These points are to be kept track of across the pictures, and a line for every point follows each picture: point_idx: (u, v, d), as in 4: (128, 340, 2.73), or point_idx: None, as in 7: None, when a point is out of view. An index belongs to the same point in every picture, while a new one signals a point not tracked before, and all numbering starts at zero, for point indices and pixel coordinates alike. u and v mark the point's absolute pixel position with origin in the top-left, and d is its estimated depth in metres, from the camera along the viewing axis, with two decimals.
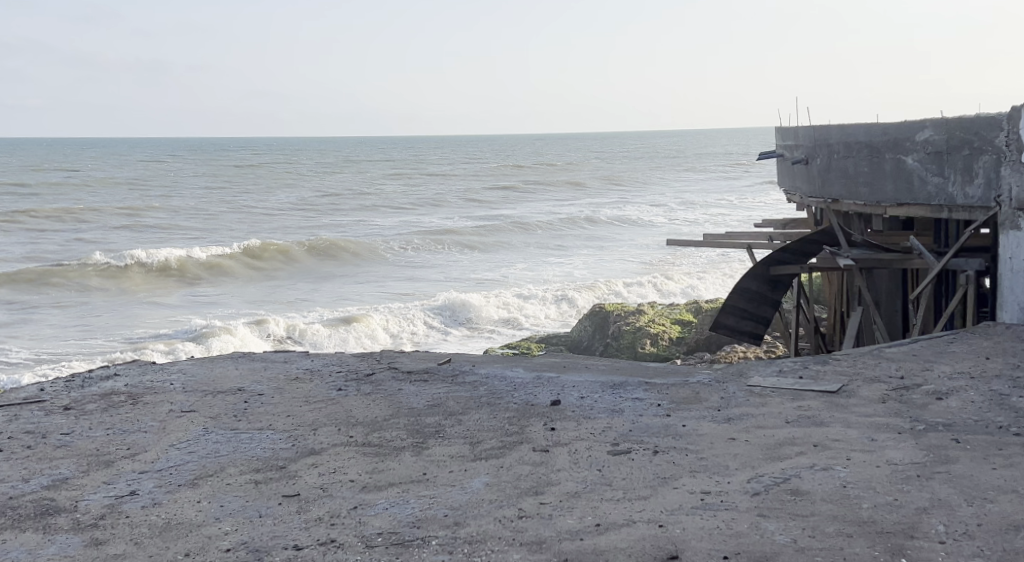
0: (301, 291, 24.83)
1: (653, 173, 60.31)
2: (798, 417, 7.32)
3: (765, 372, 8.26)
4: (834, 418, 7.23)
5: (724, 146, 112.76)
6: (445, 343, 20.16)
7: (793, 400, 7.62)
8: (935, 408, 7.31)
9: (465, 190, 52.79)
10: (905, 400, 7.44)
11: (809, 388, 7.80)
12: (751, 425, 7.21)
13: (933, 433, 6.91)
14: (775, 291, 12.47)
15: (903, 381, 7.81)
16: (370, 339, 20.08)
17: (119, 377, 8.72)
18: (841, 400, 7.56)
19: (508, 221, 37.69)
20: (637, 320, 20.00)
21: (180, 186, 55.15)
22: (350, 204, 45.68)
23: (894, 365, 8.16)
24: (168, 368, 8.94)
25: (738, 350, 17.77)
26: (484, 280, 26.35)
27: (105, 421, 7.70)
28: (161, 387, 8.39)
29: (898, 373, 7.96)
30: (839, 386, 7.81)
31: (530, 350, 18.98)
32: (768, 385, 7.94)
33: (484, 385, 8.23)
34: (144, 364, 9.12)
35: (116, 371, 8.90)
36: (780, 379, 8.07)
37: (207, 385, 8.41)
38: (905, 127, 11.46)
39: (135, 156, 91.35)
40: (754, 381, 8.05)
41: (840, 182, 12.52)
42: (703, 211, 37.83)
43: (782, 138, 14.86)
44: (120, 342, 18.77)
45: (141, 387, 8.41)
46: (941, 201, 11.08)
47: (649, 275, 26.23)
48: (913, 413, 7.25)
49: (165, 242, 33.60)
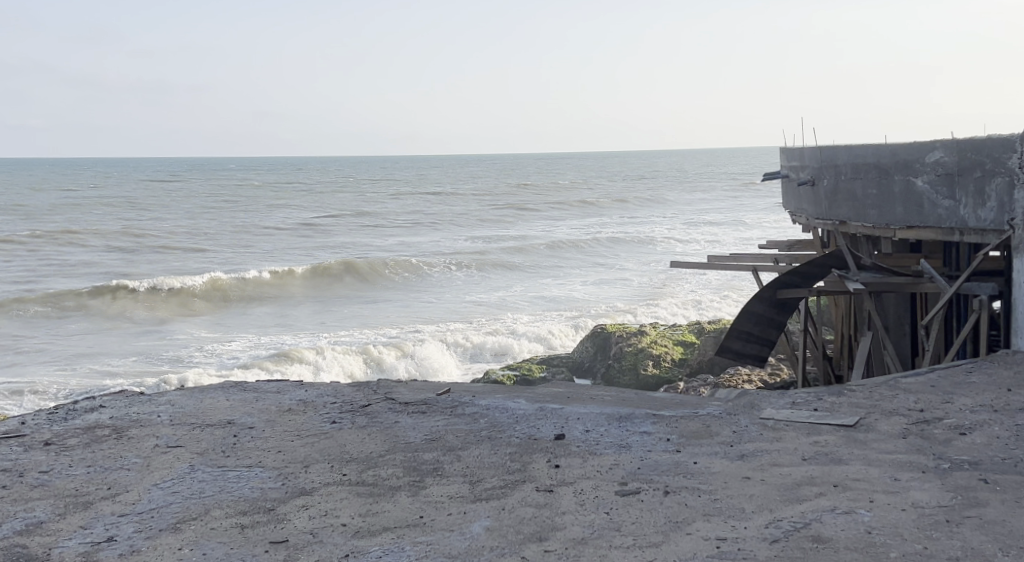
0: (302, 313, 24.54)
1: (655, 194, 60.13)
2: (815, 453, 7.06)
3: (777, 404, 8.00)
4: (854, 456, 6.97)
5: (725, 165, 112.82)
6: (450, 367, 19.84)
7: (809, 435, 7.36)
8: (959, 444, 7.04)
9: (466, 210, 52.55)
10: (927, 435, 7.17)
11: (825, 422, 7.54)
12: (766, 463, 6.95)
13: (959, 473, 6.65)
14: (782, 314, 12.21)
15: (924, 414, 7.55)
16: (375, 365, 19.75)
17: (104, 409, 8.45)
18: (859, 435, 7.30)
19: (509, 241, 37.44)
20: (638, 341, 19.76)
21: (180, 207, 54.91)
22: (351, 224, 45.44)
23: (912, 396, 7.90)
24: (157, 400, 8.67)
25: (742, 372, 17.51)
26: (485, 301, 26.09)
27: (87, 458, 7.44)
28: (148, 420, 8.13)
29: (917, 406, 7.71)
30: (857, 419, 7.54)
31: (530, 372, 18.72)
32: (781, 418, 7.68)
33: (485, 418, 7.97)
34: (131, 395, 8.86)
35: (101, 402, 8.63)
36: (794, 412, 7.80)
37: (196, 418, 8.15)
38: (915, 148, 11.25)
39: (135, 177, 91.35)
40: (766, 414, 7.79)
41: (848, 204, 12.28)
42: (706, 232, 37.58)
43: (788, 158, 14.61)
44: (116, 368, 18.49)
45: (127, 421, 8.14)
46: (954, 224, 10.86)
47: (651, 297, 25.97)
48: (936, 450, 6.99)
49: (165, 262, 33.32)
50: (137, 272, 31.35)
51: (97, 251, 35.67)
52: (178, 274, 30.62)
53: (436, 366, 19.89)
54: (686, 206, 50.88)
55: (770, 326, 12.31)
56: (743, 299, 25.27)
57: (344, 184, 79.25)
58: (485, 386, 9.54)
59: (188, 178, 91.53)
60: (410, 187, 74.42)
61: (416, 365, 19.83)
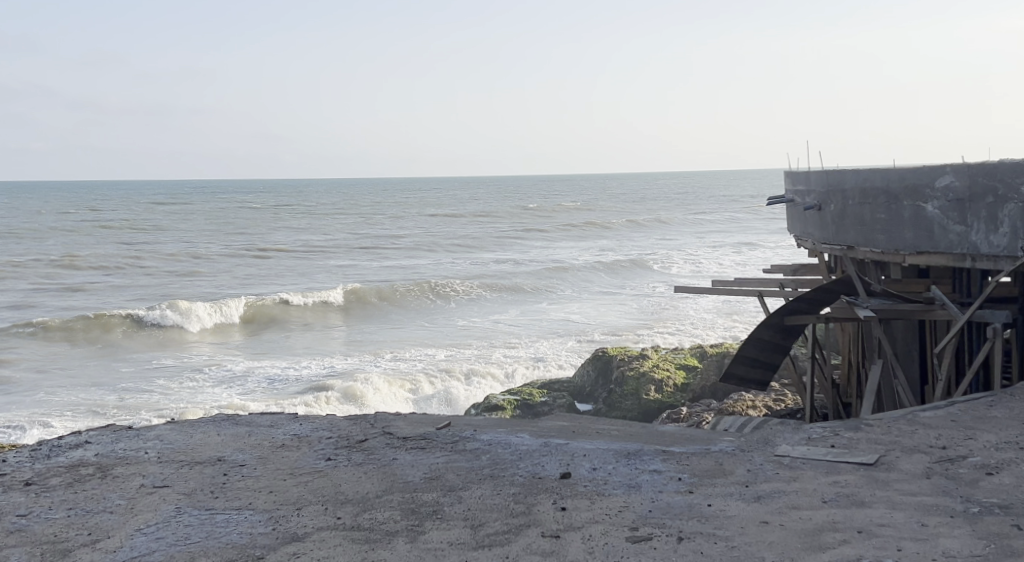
0: (301, 339, 24.26)
1: (654, 216, 60.00)
2: (836, 494, 6.81)
3: (792, 440, 7.76)
4: (877, 498, 6.72)
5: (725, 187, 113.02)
6: (454, 392, 19.52)
7: (828, 474, 7.11)
8: (987, 486, 6.80)
9: (466, 232, 52.27)
10: (953, 475, 6.93)
11: (844, 460, 7.29)
12: (785, 506, 6.69)
13: (989, 518, 6.39)
14: (788, 341, 11.95)
15: (947, 452, 7.30)
16: (378, 390, 19.39)
17: (89, 445, 8.18)
18: (881, 474, 7.06)
19: (508, 264, 37.17)
20: (640, 365, 19.49)
21: (177, 230, 54.63)
22: (349, 247, 45.14)
23: (933, 432, 7.66)
24: (145, 435, 8.41)
25: (746, 397, 17.24)
26: (484, 325, 25.80)
27: (68, 499, 7.18)
28: (134, 458, 7.87)
29: (939, 443, 7.46)
30: (878, 457, 7.30)
31: (531, 398, 18.45)
32: (798, 455, 7.43)
33: (488, 454, 7.71)
34: (117, 430, 8.59)
35: (87, 438, 8.36)
36: (811, 448, 7.55)
37: (185, 455, 7.89)
38: (924, 173, 11.05)
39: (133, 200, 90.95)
40: (782, 451, 7.54)
41: (855, 229, 12.03)
42: (707, 255, 37.33)
43: (793, 182, 14.37)
44: (109, 398, 18.20)
45: (113, 458, 7.88)
46: (966, 250, 10.67)
47: (653, 321, 25.69)
48: (963, 492, 6.74)
49: (162, 285, 33.04)
50: (134, 295, 31.05)
51: (94, 273, 35.41)
52: (175, 298, 30.33)
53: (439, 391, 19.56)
54: (686, 228, 50.74)
55: (777, 353, 12.06)
56: (746, 323, 25.02)
57: (343, 206, 79.20)
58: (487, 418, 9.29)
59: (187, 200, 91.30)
60: (409, 209, 74.39)
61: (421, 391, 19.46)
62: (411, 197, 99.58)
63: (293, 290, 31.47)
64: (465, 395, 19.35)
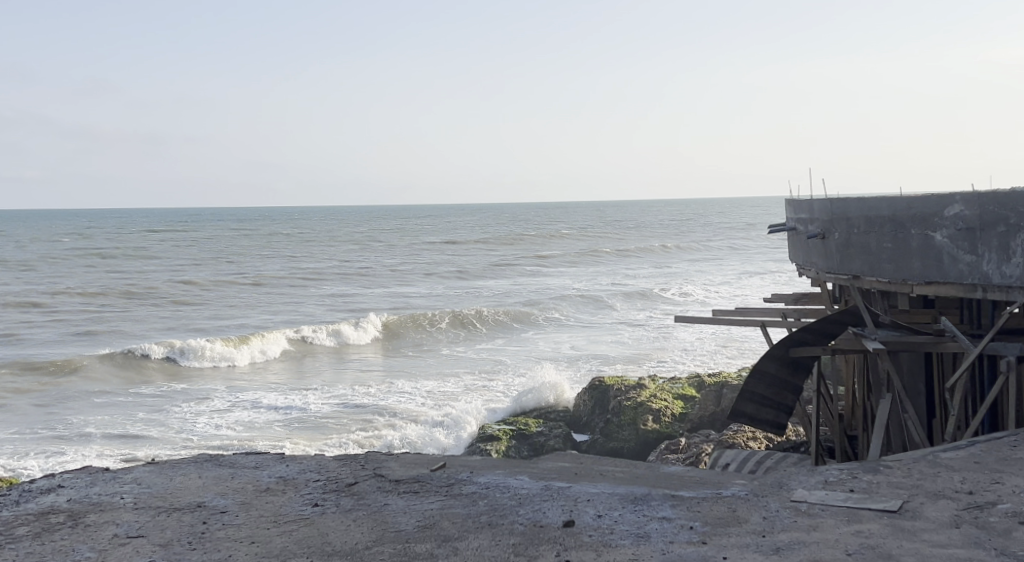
0: (294, 370, 23.89)
1: (649, 244, 59.74)
2: (860, 546, 6.52)
3: (808, 483, 7.47)
4: (905, 550, 6.43)
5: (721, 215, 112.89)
6: (450, 419, 19.11)
7: (850, 522, 6.82)
8: (1021, 536, 6.52)
9: (457, 259, 51.93)
10: (983, 525, 6.65)
11: (865, 506, 7.01)
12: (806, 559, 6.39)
13: None
14: (795, 375, 11.64)
15: (974, 498, 7.03)
16: (372, 422, 19.02)
17: (61, 490, 7.83)
18: (905, 523, 6.77)
19: (501, 292, 36.84)
20: (637, 395, 19.16)
21: (166, 257, 54.18)
22: (340, 274, 44.70)
23: (957, 475, 7.38)
24: (122, 478, 8.07)
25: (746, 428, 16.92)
26: (477, 355, 25.44)
27: (36, 551, 6.82)
28: (110, 504, 7.53)
29: (965, 487, 7.19)
30: (900, 503, 7.02)
31: (529, 426, 18.21)
32: (816, 501, 7.15)
33: (486, 499, 7.38)
34: (92, 472, 8.24)
35: (59, 482, 8.00)
36: (829, 493, 7.27)
37: (162, 501, 7.56)
38: (932, 201, 10.80)
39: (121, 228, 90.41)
40: (798, 495, 7.25)
41: (860, 259, 11.73)
42: (701, 284, 37.04)
43: (795, 210, 14.09)
44: (92, 433, 17.81)
45: (85, 504, 7.53)
46: (977, 280, 10.43)
47: (649, 351, 25.35)
48: (996, 543, 6.46)
49: (153, 314, 32.68)
50: (124, 324, 30.68)
51: (85, 302, 35.06)
52: (165, 327, 29.96)
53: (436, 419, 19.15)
54: (683, 257, 50.48)
55: (784, 389, 11.75)
56: (746, 353, 24.70)
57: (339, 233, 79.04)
58: (486, 458, 8.97)
59: (181, 227, 91.17)
60: (404, 237, 74.15)
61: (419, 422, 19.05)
62: (407, 226, 99.48)
63: (285, 320, 31.11)
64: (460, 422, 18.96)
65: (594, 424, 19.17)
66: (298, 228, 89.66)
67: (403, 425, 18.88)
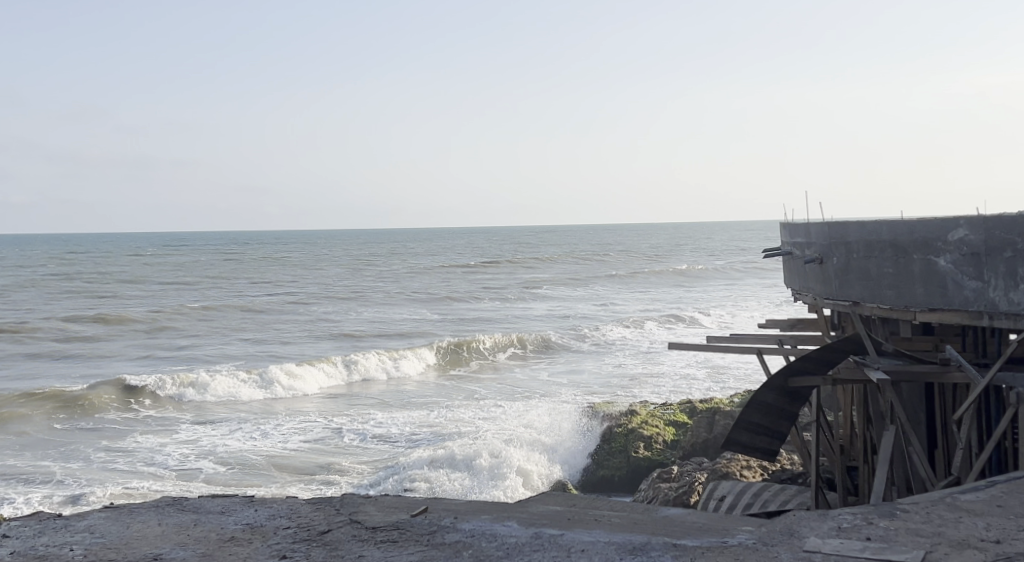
0: (277, 397, 23.34)
1: (639, 268, 59.28)
2: None
3: (820, 530, 7.21)
4: None
5: (714, 239, 112.49)
6: (464, 451, 18.38)
7: None
8: None
9: (443, 284, 51.40)
10: None
11: (883, 557, 6.76)
12: None
13: None
14: (792, 403, 11.24)
15: (1001, 547, 6.80)
16: (359, 455, 18.50)
17: (8, 541, 7.39)
18: None
19: (489, 317, 36.38)
20: (629, 423, 18.77)
21: (146, 283, 53.44)
22: (324, 299, 44.14)
23: (981, 521, 7.18)
24: (75, 526, 7.66)
25: (739, 456, 16.46)
26: (464, 381, 25.02)
27: None
28: (57, 556, 7.09)
29: (990, 535, 6.96)
30: (922, 553, 6.78)
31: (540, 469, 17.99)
32: (831, 551, 6.88)
33: (470, 548, 6.99)
34: (44, 519, 7.82)
35: (5, 532, 7.56)
36: (844, 542, 7.02)
37: (115, 552, 7.12)
38: (936, 225, 10.45)
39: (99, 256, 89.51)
40: (810, 545, 6.98)
41: (860, 284, 11.31)
42: (691, 309, 36.67)
43: (792, 234, 13.70)
44: (62, 468, 17.36)
45: (31, 557, 7.09)
46: (982, 307, 10.08)
47: (639, 377, 24.97)
48: None
49: (133, 339, 32.12)
50: (103, 350, 30.13)
51: (64, 328, 34.49)
52: (146, 354, 29.41)
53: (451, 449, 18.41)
54: (673, 281, 50.04)
55: (781, 417, 11.34)
56: (740, 379, 24.25)
57: (329, 257, 78.57)
58: (471, 500, 8.58)
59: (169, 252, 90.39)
60: (393, 260, 73.60)
61: (452, 452, 18.20)
62: (397, 250, 98.88)
63: (269, 346, 30.57)
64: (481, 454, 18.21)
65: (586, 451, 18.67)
66: (287, 253, 89.04)
67: (390, 458, 18.35)
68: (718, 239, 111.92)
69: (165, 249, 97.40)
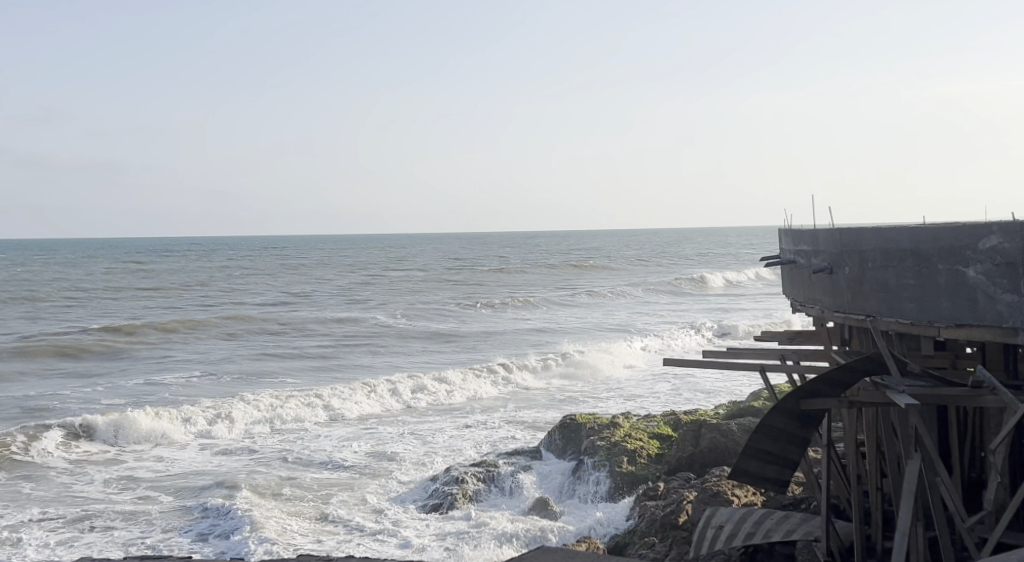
0: (244, 409, 22.10)
1: (634, 276, 58.06)
2: None
3: None
4: None
5: (714, 245, 111.80)
6: (440, 489, 16.94)
7: None
8: None
9: (419, 291, 50.43)
10: None
11: None
12: None
13: None
14: (803, 429, 10.25)
15: None
16: (324, 488, 17.30)
17: None
18: None
19: (463, 326, 35.52)
20: (612, 434, 17.78)
21: (116, 289, 52.35)
22: (297, 307, 43.23)
23: None
24: None
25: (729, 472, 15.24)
26: (436, 388, 24.27)
27: None
28: None
29: None
30: None
31: (509, 495, 17.01)
32: None
33: None
34: None
35: None
36: None
37: None
38: (964, 231, 9.55)
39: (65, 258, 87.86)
40: None
41: (876, 296, 10.31)
42: (670, 319, 35.90)
43: (794, 240, 12.72)
44: (18, 501, 16.82)
45: None
46: (1018, 322, 9.16)
47: (620, 388, 24.21)
48: None
49: (100, 349, 30.93)
50: (67, 360, 29.18)
51: (31, 338, 33.54)
52: (112, 366, 28.25)
53: (440, 506, 16.45)
54: (668, 290, 48.80)
55: (791, 442, 10.42)
56: (736, 391, 23.12)
57: (319, 264, 77.43)
58: None
59: (152, 257, 89.15)
60: (383, 268, 72.25)
61: (431, 500, 16.65)
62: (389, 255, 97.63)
63: (241, 357, 29.45)
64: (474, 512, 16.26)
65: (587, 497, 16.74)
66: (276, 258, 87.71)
67: (356, 491, 17.15)
68: (718, 246, 110.91)
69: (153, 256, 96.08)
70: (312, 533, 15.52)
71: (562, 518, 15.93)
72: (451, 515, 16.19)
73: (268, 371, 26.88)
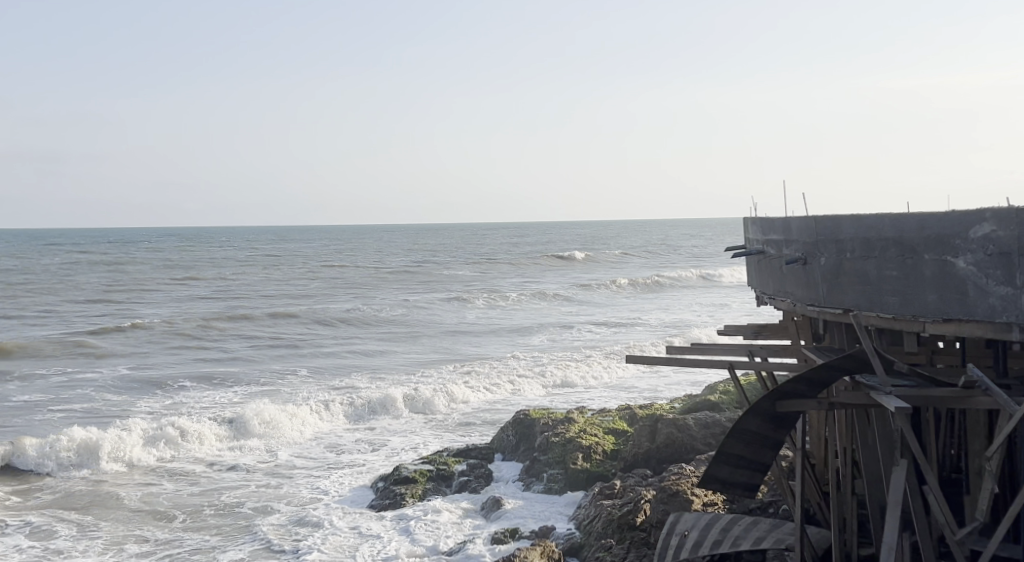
0: (182, 413, 20.97)
1: (596, 269, 57.19)
2: None
3: None
4: None
5: (681, 239, 111.78)
6: (385, 492, 16.04)
7: None
8: None
9: (372, 285, 49.26)
10: None
11: None
12: None
13: None
14: (778, 432, 9.51)
15: None
16: (253, 500, 16.12)
17: None
18: None
19: (416, 321, 34.53)
20: (566, 430, 16.97)
21: (60, 283, 50.73)
22: (245, 301, 42.01)
23: None
24: None
25: (688, 469, 14.42)
26: (385, 384, 23.33)
27: None
28: None
29: None
30: None
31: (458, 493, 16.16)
32: None
33: None
34: None
35: None
36: None
37: None
38: (953, 219, 8.81)
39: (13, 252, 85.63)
40: None
41: (855, 288, 9.55)
42: (628, 314, 35.11)
43: (764, 230, 11.93)
44: None
45: None
46: (1011, 318, 8.44)
47: (576, 386, 23.38)
48: None
49: (37, 343, 29.72)
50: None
51: None
52: (48, 363, 27.06)
53: (384, 514, 15.43)
54: (631, 285, 48.01)
55: (763, 446, 9.67)
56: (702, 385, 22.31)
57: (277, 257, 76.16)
58: None
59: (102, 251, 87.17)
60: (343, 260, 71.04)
61: (380, 502, 15.77)
62: (351, 248, 96.35)
63: (185, 353, 28.30)
64: (420, 516, 15.31)
65: (541, 503, 15.45)
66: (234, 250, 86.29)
67: (291, 500, 16.06)
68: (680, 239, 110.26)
69: (112, 245, 94.36)
70: (252, 540, 14.63)
71: (513, 517, 15.11)
72: (400, 516, 15.35)
73: (210, 368, 25.80)
